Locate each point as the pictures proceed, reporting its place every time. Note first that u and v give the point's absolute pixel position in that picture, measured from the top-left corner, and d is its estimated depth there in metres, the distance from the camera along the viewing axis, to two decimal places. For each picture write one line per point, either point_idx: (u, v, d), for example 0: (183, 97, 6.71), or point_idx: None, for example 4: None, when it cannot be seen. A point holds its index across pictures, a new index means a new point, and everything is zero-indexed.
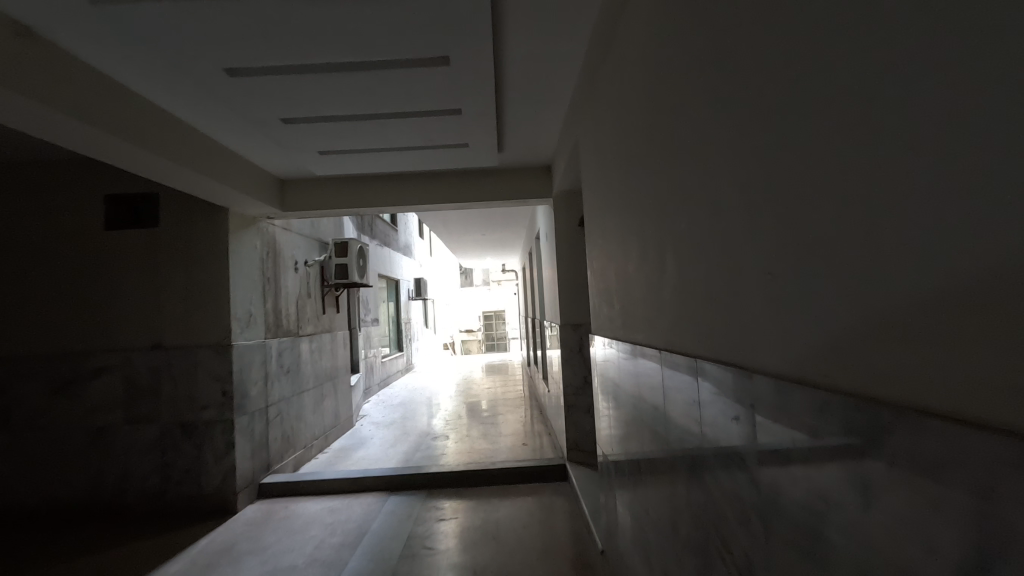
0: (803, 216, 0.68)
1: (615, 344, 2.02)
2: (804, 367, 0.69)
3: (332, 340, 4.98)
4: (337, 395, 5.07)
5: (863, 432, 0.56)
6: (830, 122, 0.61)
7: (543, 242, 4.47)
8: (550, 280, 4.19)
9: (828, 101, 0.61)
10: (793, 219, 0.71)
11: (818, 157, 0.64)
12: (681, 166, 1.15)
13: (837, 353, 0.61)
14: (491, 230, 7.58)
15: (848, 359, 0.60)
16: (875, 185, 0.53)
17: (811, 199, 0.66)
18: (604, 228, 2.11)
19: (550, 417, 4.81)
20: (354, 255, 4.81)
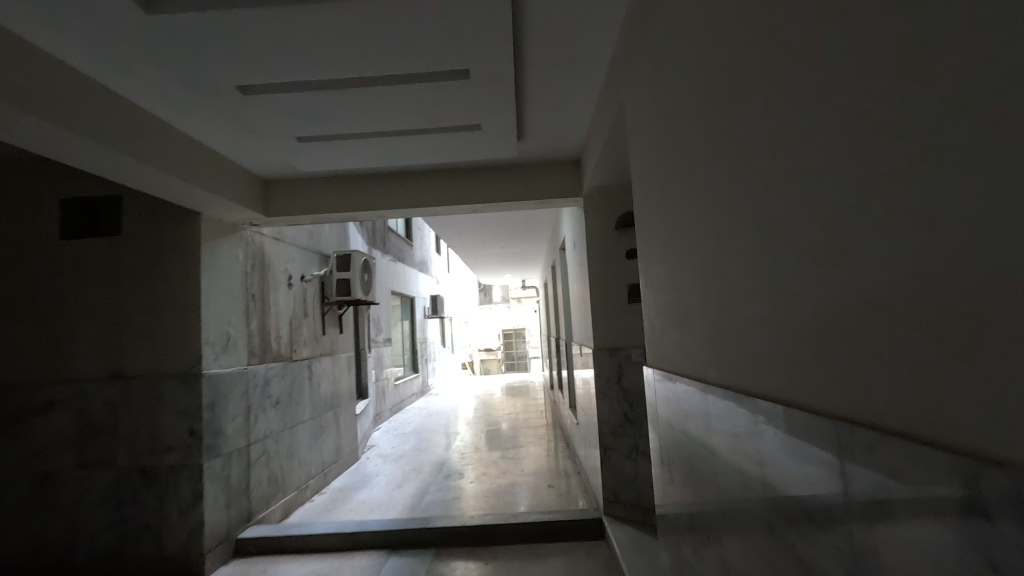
0: (866, 253, 0.62)
1: (683, 382, 1.44)
2: (862, 411, 0.65)
3: (333, 363, 4.46)
4: (340, 425, 4.55)
5: (929, 483, 0.54)
6: (891, 158, 0.57)
7: (570, 252, 3.91)
8: (578, 296, 3.63)
9: (888, 134, 0.57)
10: (854, 255, 0.64)
11: (875, 192, 0.60)
12: (855, 90, 0.63)
13: (895, 398, 0.59)
14: (511, 243, 7.01)
15: (909, 408, 0.57)
16: (929, 230, 0.52)
17: (869, 237, 0.61)
18: (659, 224, 1.57)
19: (579, 453, 4.19)
20: (358, 270, 4.31)
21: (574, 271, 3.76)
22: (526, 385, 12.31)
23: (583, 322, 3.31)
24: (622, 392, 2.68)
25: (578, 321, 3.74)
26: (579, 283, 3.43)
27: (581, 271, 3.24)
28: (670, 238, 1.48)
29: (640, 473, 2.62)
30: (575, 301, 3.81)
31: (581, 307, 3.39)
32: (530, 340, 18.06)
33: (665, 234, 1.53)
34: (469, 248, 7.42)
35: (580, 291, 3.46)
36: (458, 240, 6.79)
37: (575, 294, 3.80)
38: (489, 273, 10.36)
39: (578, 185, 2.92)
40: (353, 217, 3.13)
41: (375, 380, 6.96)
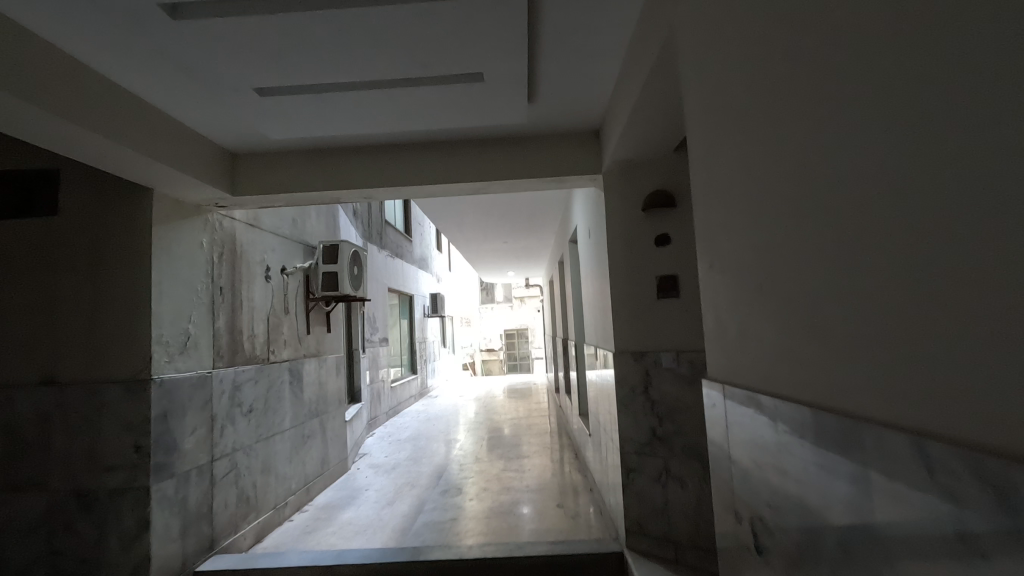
0: None
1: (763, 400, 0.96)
2: None
3: (318, 366, 4.03)
4: (326, 434, 4.12)
5: None
6: None
7: (583, 243, 3.47)
8: (592, 293, 3.19)
9: None
10: None
11: None
12: None
13: None
14: (515, 238, 6.57)
15: None
16: None
17: None
18: (729, 185, 1.14)
19: (591, 467, 3.76)
20: (345, 262, 3.87)
21: (588, 264, 3.33)
22: (529, 387, 11.87)
23: (599, 321, 2.88)
24: (649, 405, 2.25)
25: (592, 320, 3.30)
26: (595, 277, 2.99)
27: (598, 263, 2.81)
28: (749, 202, 1.05)
29: (670, 501, 2.19)
30: (589, 298, 3.37)
31: (597, 304, 2.96)
32: (533, 341, 17.61)
33: (739, 198, 1.09)
34: (470, 244, 6.98)
35: (595, 286, 3.03)
36: (458, 234, 6.34)
37: (589, 290, 3.36)
38: (491, 271, 9.91)
39: (597, 161, 2.50)
40: (334, 198, 2.70)
41: (369, 383, 6.53)
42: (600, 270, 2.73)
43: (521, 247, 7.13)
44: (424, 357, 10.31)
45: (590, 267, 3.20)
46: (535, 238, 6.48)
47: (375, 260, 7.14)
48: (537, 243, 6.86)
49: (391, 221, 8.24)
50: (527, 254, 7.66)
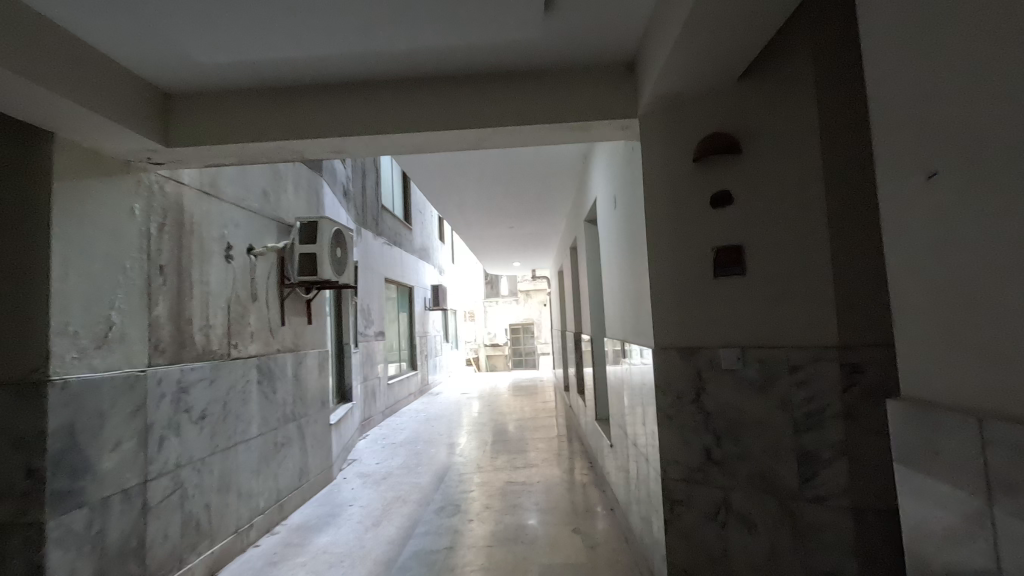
0: None
1: None
2: None
3: (295, 363, 3.50)
4: (306, 441, 3.60)
5: None
6: None
7: (605, 217, 2.91)
8: (617, 277, 2.64)
9: None
10: None
11: None
12: None
13: None
14: (521, 223, 5.99)
15: None
16: None
17: None
18: None
19: (611, 482, 3.23)
20: (325, 242, 3.33)
21: (611, 242, 2.77)
22: (535, 383, 11.32)
23: (627, 310, 2.34)
24: (703, 419, 1.71)
25: (615, 309, 2.75)
26: (622, 255, 2.44)
27: (627, 238, 2.26)
28: None
29: (730, 547, 1.64)
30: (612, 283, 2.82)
31: (623, 291, 2.42)
32: (539, 335, 17.04)
33: None
34: (472, 230, 6.40)
35: (621, 267, 2.48)
36: (459, 219, 5.78)
37: (612, 274, 2.81)
38: (496, 262, 9.33)
39: (631, 102, 1.95)
40: (298, 154, 2.17)
41: (362, 380, 5.99)
42: (631, 246, 2.19)
43: (528, 234, 6.54)
44: (425, 353, 9.78)
45: (615, 244, 2.64)
46: (543, 222, 5.90)
47: (370, 247, 6.58)
48: (546, 229, 6.27)
49: (388, 206, 7.66)
50: (533, 241, 7.07)
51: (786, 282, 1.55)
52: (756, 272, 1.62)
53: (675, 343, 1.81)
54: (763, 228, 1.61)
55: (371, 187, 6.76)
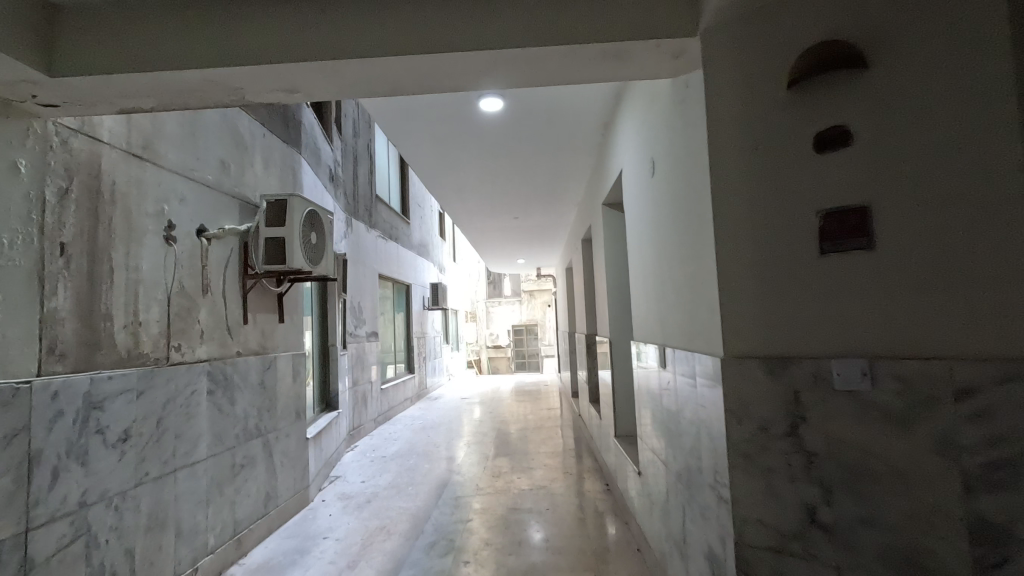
0: None
1: None
2: None
3: (261, 367, 2.96)
4: (274, 459, 3.06)
5: None
6: None
7: (634, 191, 2.37)
8: (651, 265, 2.11)
9: None
10: None
11: None
12: None
13: None
14: (527, 213, 5.44)
15: None
16: None
17: None
18: None
19: (636, 513, 2.69)
20: (294, 225, 2.80)
21: (643, 221, 2.23)
22: (539, 387, 10.78)
23: (670, 306, 1.80)
24: (804, 460, 1.16)
25: (648, 306, 2.20)
26: (661, 235, 1.91)
27: (672, 209, 1.72)
28: None
29: None
30: (643, 273, 2.28)
31: (663, 282, 1.88)
32: (542, 337, 16.51)
33: None
34: (473, 222, 5.87)
35: (659, 251, 1.94)
36: (458, 208, 5.23)
37: (643, 262, 2.26)
38: (498, 259, 8.78)
39: (687, 14, 1.41)
40: (237, 95, 1.63)
41: (352, 386, 5.46)
42: (679, 220, 1.65)
43: (534, 226, 6.01)
44: (423, 355, 9.25)
45: (648, 225, 2.12)
46: (550, 212, 5.35)
47: (361, 240, 6.06)
48: (553, 221, 5.72)
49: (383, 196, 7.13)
50: (539, 235, 6.52)
51: (947, 258, 1.01)
52: (891, 247, 1.08)
53: (756, 349, 1.26)
54: (901, 181, 1.07)
55: (363, 174, 6.23)
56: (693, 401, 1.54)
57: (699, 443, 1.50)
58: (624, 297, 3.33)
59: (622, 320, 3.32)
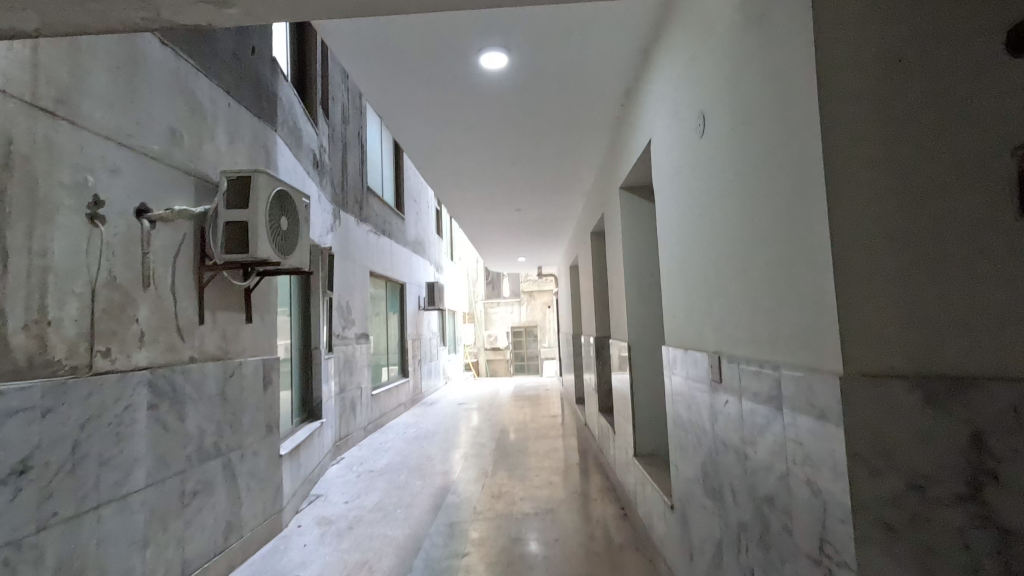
0: None
1: None
2: None
3: (221, 375, 2.52)
4: (238, 482, 2.62)
5: None
6: None
7: (672, 164, 1.94)
8: (698, 252, 1.67)
9: None
10: None
11: None
12: None
13: None
14: (530, 204, 5.02)
15: None
16: None
17: None
18: None
19: (664, 552, 2.24)
20: (259, 206, 2.37)
21: (685, 198, 1.80)
22: (539, 391, 10.33)
23: (734, 301, 1.36)
24: (1004, 569, 0.76)
25: (691, 304, 1.77)
26: (717, 212, 1.47)
27: (741, 174, 1.28)
28: None
29: None
30: (684, 263, 1.85)
31: (722, 271, 1.44)
32: (541, 339, 16.08)
33: None
34: (471, 215, 5.43)
35: (714, 233, 1.50)
36: (454, 198, 4.80)
37: (684, 249, 1.83)
38: (497, 257, 8.35)
39: None
40: (148, 9, 1.20)
41: (338, 392, 5.02)
42: (753, 185, 1.21)
43: (536, 219, 5.58)
44: (418, 358, 8.81)
45: (694, 202, 1.68)
46: (555, 202, 4.92)
47: (350, 234, 5.63)
48: (558, 213, 5.30)
49: (375, 189, 6.70)
50: (542, 229, 6.09)
51: None
52: None
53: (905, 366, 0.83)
54: None
55: (353, 163, 5.81)
56: (777, 433, 1.11)
57: (789, 492, 1.07)
58: (644, 293, 2.89)
59: (643, 319, 2.89)
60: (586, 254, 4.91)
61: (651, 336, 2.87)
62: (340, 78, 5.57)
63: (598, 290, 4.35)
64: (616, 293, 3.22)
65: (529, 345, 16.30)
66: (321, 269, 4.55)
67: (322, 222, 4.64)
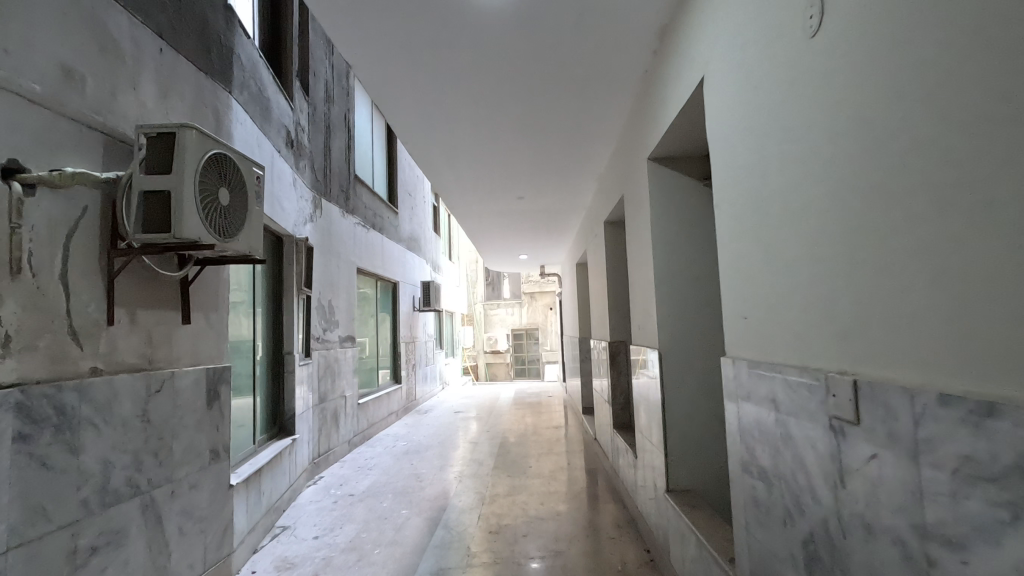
0: None
1: None
2: None
3: (144, 391, 1.97)
4: (165, 526, 2.06)
5: None
6: None
7: (748, 110, 1.37)
8: (809, 222, 1.08)
9: None
10: None
11: None
12: None
13: None
14: (533, 190, 4.46)
15: None
16: None
17: None
18: None
19: None
20: (185, 172, 1.82)
21: (776, 150, 1.22)
22: (540, 397, 9.79)
23: (923, 285, 0.76)
24: None
25: (778, 302, 1.21)
26: (862, 148, 0.90)
27: (958, 52, 0.70)
28: None
29: None
30: (769, 246, 1.26)
31: (887, 240, 0.83)
32: (543, 342, 15.52)
33: None
34: (467, 203, 4.88)
35: (859, 180, 0.91)
36: (447, 182, 4.24)
37: (775, 226, 1.23)
38: (497, 254, 7.79)
39: None
40: None
41: (316, 403, 4.45)
42: (991, 69, 0.65)
43: (540, 208, 5.01)
44: (412, 362, 8.25)
45: (799, 146, 1.11)
46: (562, 187, 4.37)
47: (333, 227, 5.08)
48: (565, 202, 4.74)
49: (364, 179, 6.15)
50: (546, 222, 5.53)
51: None
52: None
53: None
54: None
55: (338, 149, 5.25)
56: None
57: None
58: (678, 286, 2.33)
59: (677, 321, 2.32)
60: (597, 247, 4.36)
61: (685, 342, 2.31)
62: (324, 52, 5.03)
63: (611, 287, 3.80)
64: (639, 287, 2.68)
65: (530, 348, 15.75)
66: (296, 263, 4.00)
67: (298, 211, 4.09)
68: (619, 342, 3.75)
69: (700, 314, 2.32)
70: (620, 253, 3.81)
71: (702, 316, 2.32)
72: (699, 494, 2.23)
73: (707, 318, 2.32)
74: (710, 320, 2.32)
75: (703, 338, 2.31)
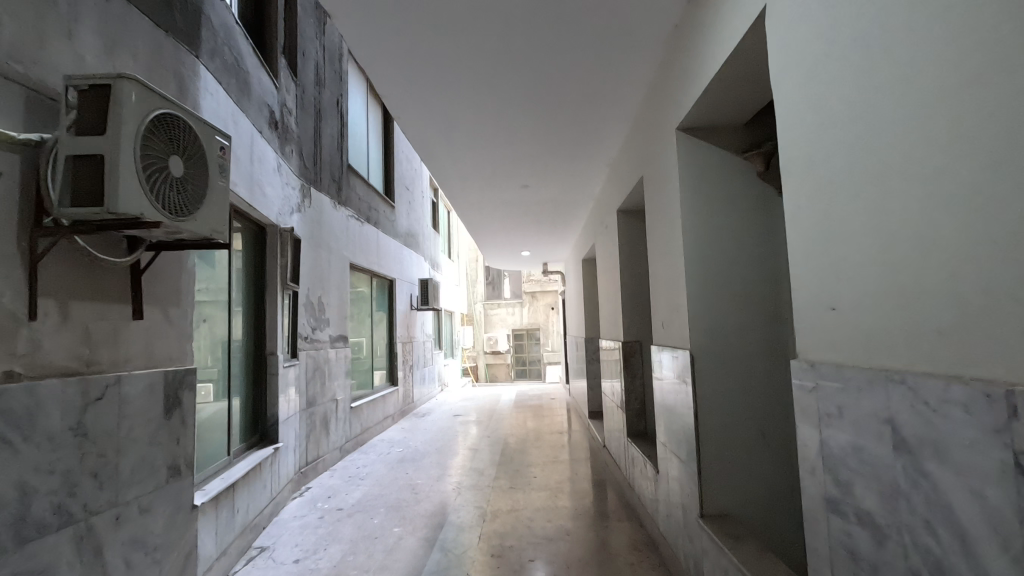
0: None
1: None
2: None
3: (81, 400, 1.65)
4: (108, 560, 1.73)
5: None
6: None
7: (834, 37, 1.03)
8: (996, 157, 0.69)
9: None
10: None
11: None
12: None
13: None
14: (539, 178, 4.13)
15: None
16: None
17: None
18: None
19: None
20: (122, 136, 1.50)
21: (903, 75, 0.85)
22: (542, 399, 9.47)
23: None
24: None
25: (894, 288, 0.88)
26: None
27: None
28: None
29: None
30: (876, 211, 0.92)
31: None
32: (545, 342, 15.19)
33: None
34: (467, 193, 4.55)
35: None
36: (445, 168, 3.91)
37: (898, 183, 0.87)
38: (498, 250, 7.46)
39: None
40: None
41: (304, 408, 4.12)
42: None
43: (545, 199, 4.68)
44: (409, 364, 7.92)
45: (940, 57, 0.77)
46: (570, 175, 4.03)
47: (324, 218, 4.75)
48: (572, 192, 4.41)
49: (357, 169, 5.82)
50: (551, 214, 5.19)
51: None
52: None
53: None
54: None
55: (329, 135, 4.92)
56: None
57: None
58: (712, 277, 2.01)
59: (711, 317, 1.99)
60: (607, 240, 4.03)
61: (721, 342, 1.98)
62: (315, 32, 4.71)
63: (625, 281, 3.47)
64: (663, 280, 2.35)
65: (532, 348, 15.41)
66: (281, 255, 3.67)
67: (283, 199, 3.76)
68: (633, 342, 3.42)
69: (739, 310, 1.99)
70: (634, 245, 3.48)
71: (741, 312, 1.99)
72: (739, 520, 1.90)
73: (746, 314, 1.99)
74: (750, 317, 1.99)
75: (741, 337, 1.98)
